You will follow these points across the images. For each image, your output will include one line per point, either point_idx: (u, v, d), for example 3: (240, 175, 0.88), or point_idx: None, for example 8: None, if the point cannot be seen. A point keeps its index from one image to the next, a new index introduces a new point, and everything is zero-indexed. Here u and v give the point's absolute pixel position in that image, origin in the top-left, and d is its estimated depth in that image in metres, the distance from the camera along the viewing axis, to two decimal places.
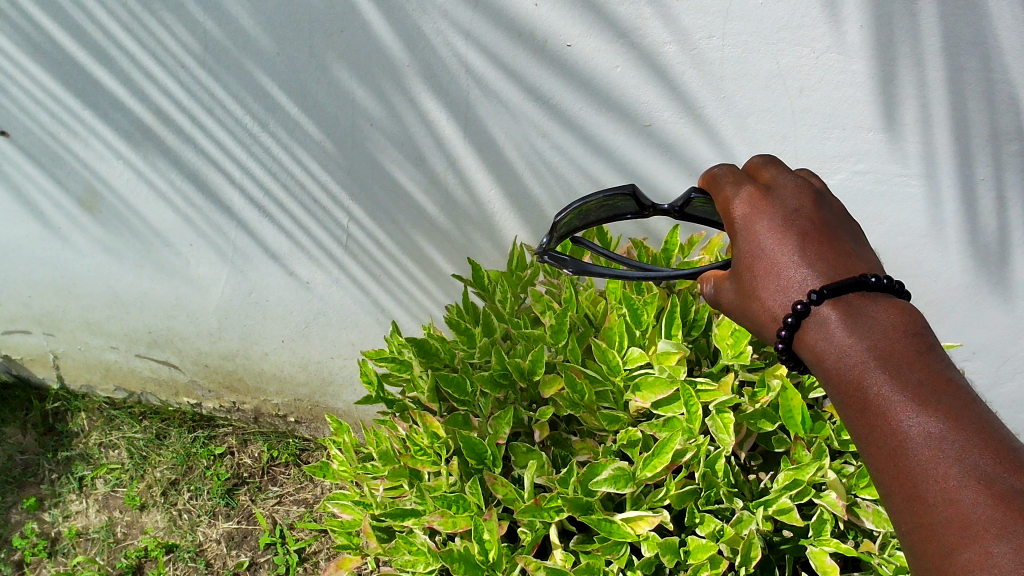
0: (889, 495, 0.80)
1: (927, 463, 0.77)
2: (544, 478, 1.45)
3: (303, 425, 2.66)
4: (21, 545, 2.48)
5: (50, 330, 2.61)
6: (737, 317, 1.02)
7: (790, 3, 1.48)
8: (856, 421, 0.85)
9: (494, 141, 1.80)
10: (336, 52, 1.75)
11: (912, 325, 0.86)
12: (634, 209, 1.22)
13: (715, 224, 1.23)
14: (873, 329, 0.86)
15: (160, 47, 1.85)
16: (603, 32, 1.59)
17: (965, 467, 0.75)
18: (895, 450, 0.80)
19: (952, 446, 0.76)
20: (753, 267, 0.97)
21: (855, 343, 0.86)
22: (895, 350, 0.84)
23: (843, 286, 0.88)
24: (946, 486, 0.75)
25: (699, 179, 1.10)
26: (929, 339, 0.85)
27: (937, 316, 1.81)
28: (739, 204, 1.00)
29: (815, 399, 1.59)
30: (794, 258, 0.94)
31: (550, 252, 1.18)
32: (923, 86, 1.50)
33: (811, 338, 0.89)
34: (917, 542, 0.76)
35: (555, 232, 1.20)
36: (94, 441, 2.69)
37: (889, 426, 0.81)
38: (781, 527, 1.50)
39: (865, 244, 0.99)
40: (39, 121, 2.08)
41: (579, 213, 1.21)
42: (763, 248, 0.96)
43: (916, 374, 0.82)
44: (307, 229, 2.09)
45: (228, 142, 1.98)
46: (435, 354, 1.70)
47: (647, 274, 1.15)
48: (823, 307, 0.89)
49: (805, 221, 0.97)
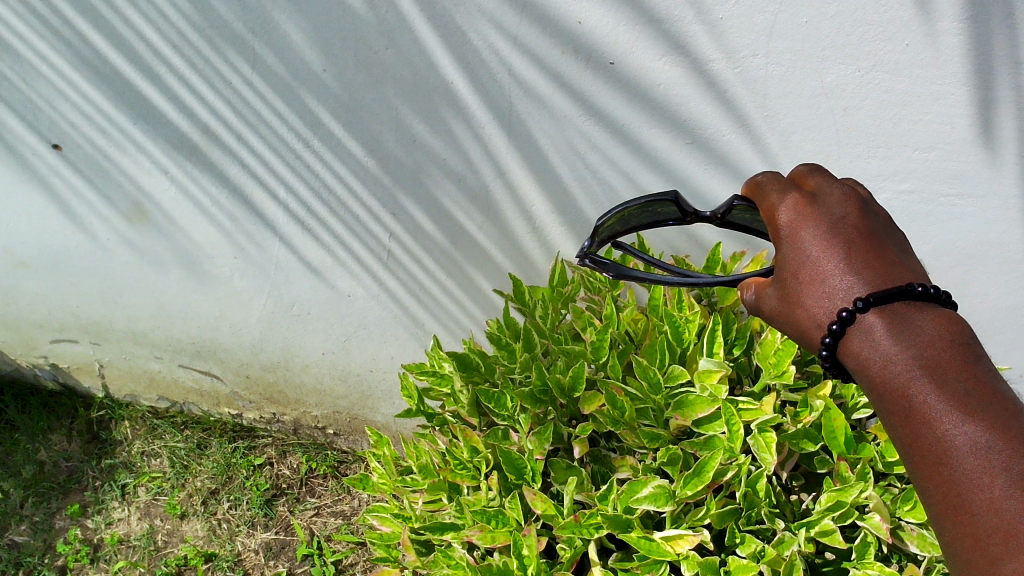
0: (932, 503, 0.80)
1: (972, 471, 0.76)
2: (585, 494, 1.47)
3: (341, 437, 2.69)
4: (64, 551, 2.52)
5: (97, 339, 2.67)
6: (779, 324, 1.01)
7: (836, 20, 1.47)
8: (899, 429, 0.84)
9: (540, 155, 1.81)
10: (383, 67, 1.77)
11: (959, 335, 0.85)
12: (675, 215, 1.22)
13: (756, 231, 1.22)
14: (918, 338, 0.85)
15: (209, 62, 1.88)
16: (649, 49, 1.59)
17: (1011, 477, 0.74)
18: (940, 459, 0.79)
19: (999, 456, 0.75)
20: (798, 274, 0.96)
21: (901, 352, 0.85)
22: (941, 359, 0.83)
23: (889, 294, 0.87)
24: (991, 494, 0.74)
25: (743, 187, 1.09)
26: (976, 349, 0.84)
27: (983, 333, 1.80)
28: (784, 211, 1.00)
29: (859, 420, 1.58)
30: (839, 265, 0.93)
31: (591, 256, 1.17)
32: (974, 103, 1.49)
33: (856, 346, 0.89)
34: (959, 550, 0.76)
35: (597, 235, 1.20)
36: (136, 449, 2.74)
37: (934, 435, 0.80)
38: (823, 550, 1.48)
39: (911, 254, 0.99)
40: (90, 134, 2.12)
41: (620, 217, 1.22)
42: (808, 255, 0.95)
43: (962, 383, 0.81)
44: (351, 242, 2.12)
45: (275, 155, 2.01)
46: (476, 369, 1.72)
47: (685, 279, 1.14)
48: (868, 315, 0.88)
49: (851, 228, 0.96)
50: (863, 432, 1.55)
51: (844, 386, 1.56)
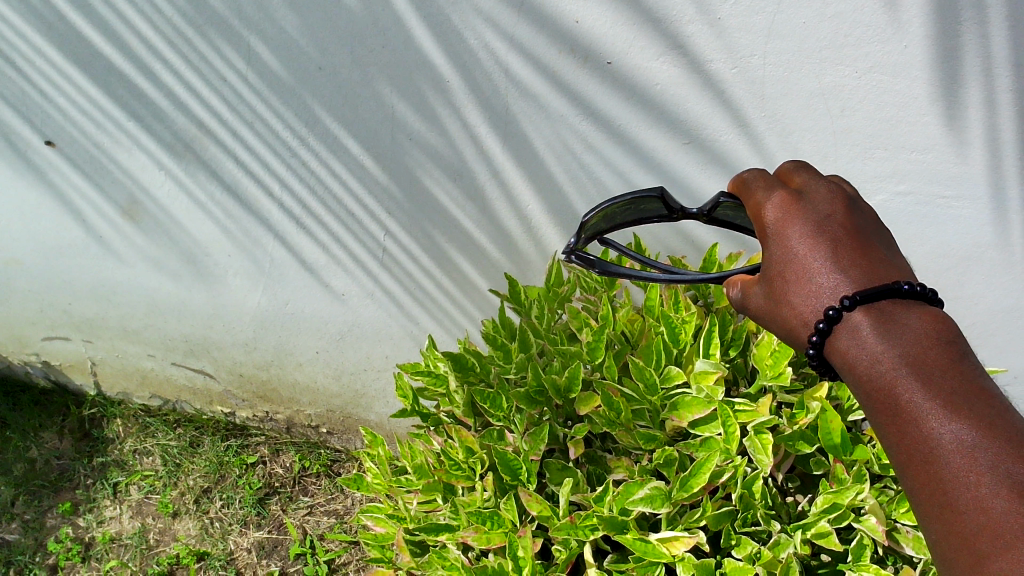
0: (920, 503, 0.79)
1: (958, 470, 0.76)
2: (580, 496, 1.45)
3: (335, 436, 2.68)
4: (56, 549, 2.50)
5: (89, 337, 2.65)
6: (766, 323, 1.00)
7: (834, 22, 1.47)
8: (886, 428, 0.84)
9: (535, 155, 1.80)
10: (378, 66, 1.76)
11: (945, 333, 0.85)
12: (662, 211, 1.22)
13: (745, 228, 1.22)
14: (904, 336, 0.85)
15: (203, 60, 1.86)
16: (645, 49, 1.59)
17: (998, 476, 0.73)
18: (927, 458, 0.79)
19: (986, 454, 0.75)
20: (785, 272, 0.95)
21: (887, 351, 0.85)
22: (927, 357, 0.83)
23: (876, 292, 0.87)
24: (978, 493, 0.74)
25: (730, 184, 1.08)
26: (962, 346, 0.84)
27: (977, 335, 1.81)
28: (771, 209, 0.99)
29: (855, 422, 1.58)
30: (826, 263, 0.92)
31: (577, 253, 1.17)
32: (969, 106, 1.49)
33: (842, 345, 0.88)
34: (948, 549, 0.75)
35: (584, 232, 1.19)
36: (129, 447, 2.73)
37: (920, 434, 0.80)
38: (818, 552, 1.47)
39: (897, 251, 0.98)
40: (84, 131, 2.11)
41: (606, 214, 1.19)
42: (795, 253, 0.95)
43: (948, 381, 0.81)
44: (346, 241, 2.11)
45: (270, 153, 2.00)
46: (471, 368, 1.71)
47: (674, 277, 1.13)
48: (854, 314, 0.88)
49: (837, 226, 0.95)
50: (859, 434, 1.55)
51: (840, 388, 1.55)
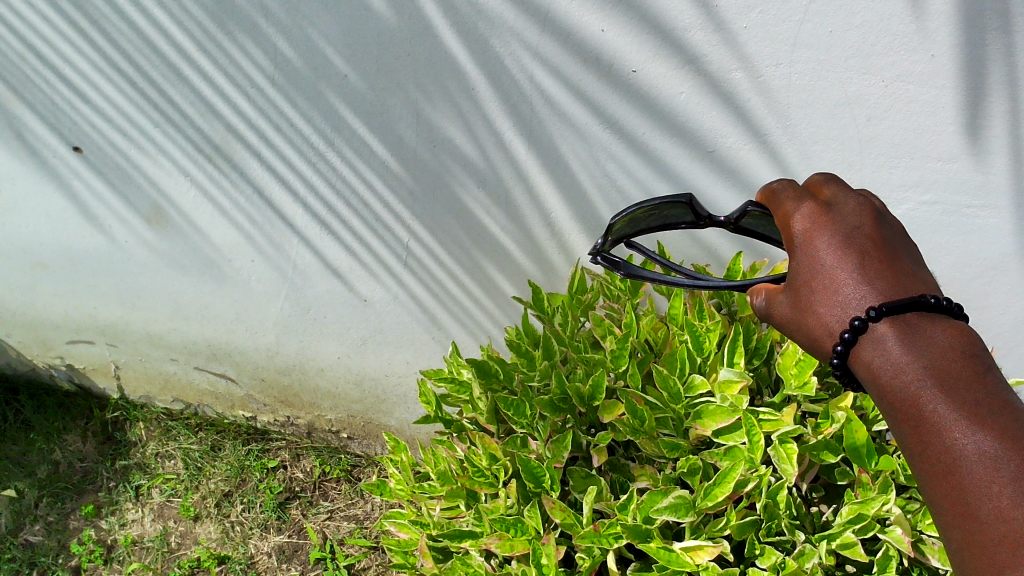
0: (941, 512, 0.79)
1: (981, 480, 0.75)
2: (604, 504, 1.45)
3: (355, 441, 2.69)
4: (78, 551, 2.52)
5: (113, 340, 2.68)
6: (790, 332, 1.00)
7: (860, 31, 1.46)
8: (908, 438, 0.84)
9: (561, 162, 1.80)
10: (406, 72, 1.77)
11: (970, 347, 0.84)
12: (690, 217, 1.20)
13: (771, 238, 1.22)
14: (929, 348, 0.85)
15: (231, 67, 1.88)
16: (670, 57, 1.59)
17: (1019, 487, 0.73)
18: (949, 467, 0.78)
19: (1009, 465, 0.75)
20: (811, 282, 0.95)
21: (911, 362, 0.85)
22: (951, 369, 0.83)
23: (902, 304, 0.87)
24: (1000, 504, 0.73)
25: (757, 194, 1.08)
26: (987, 360, 0.84)
27: (1002, 345, 1.80)
28: (799, 219, 0.99)
29: (879, 431, 1.58)
30: (853, 275, 0.92)
31: (604, 253, 1.18)
32: (996, 116, 1.48)
33: (867, 356, 0.88)
34: (969, 559, 0.75)
35: (609, 234, 1.21)
36: (151, 450, 2.75)
37: (943, 444, 0.79)
38: (843, 562, 1.46)
39: (924, 264, 0.97)
40: (111, 137, 2.13)
41: (631, 219, 1.23)
42: (821, 264, 0.95)
43: (972, 392, 0.80)
44: (370, 246, 2.12)
45: (295, 159, 2.01)
46: (495, 376, 1.71)
47: (698, 282, 1.13)
48: (880, 324, 0.88)
49: (865, 239, 0.95)
50: (884, 443, 1.54)
51: (865, 398, 1.54)
